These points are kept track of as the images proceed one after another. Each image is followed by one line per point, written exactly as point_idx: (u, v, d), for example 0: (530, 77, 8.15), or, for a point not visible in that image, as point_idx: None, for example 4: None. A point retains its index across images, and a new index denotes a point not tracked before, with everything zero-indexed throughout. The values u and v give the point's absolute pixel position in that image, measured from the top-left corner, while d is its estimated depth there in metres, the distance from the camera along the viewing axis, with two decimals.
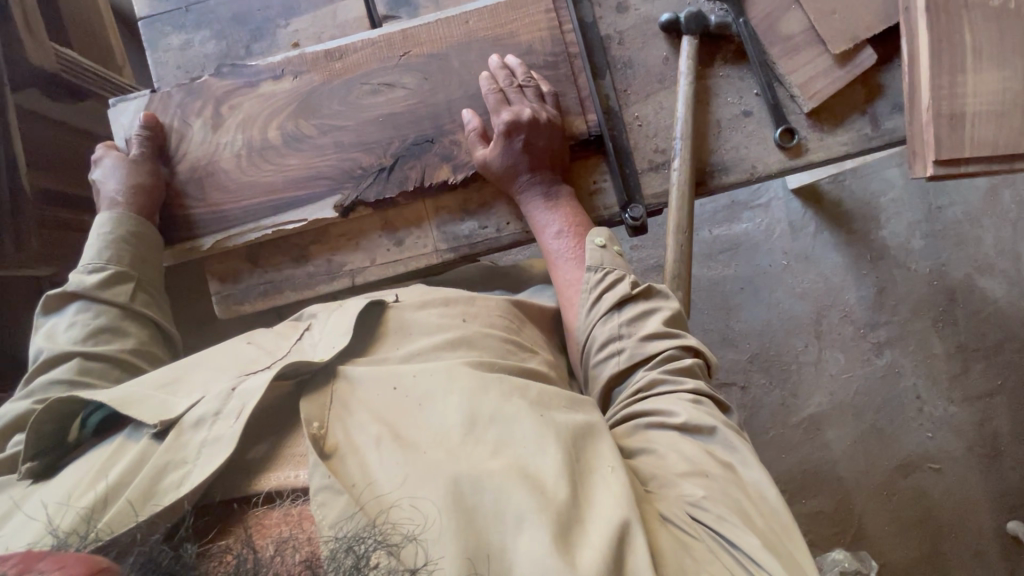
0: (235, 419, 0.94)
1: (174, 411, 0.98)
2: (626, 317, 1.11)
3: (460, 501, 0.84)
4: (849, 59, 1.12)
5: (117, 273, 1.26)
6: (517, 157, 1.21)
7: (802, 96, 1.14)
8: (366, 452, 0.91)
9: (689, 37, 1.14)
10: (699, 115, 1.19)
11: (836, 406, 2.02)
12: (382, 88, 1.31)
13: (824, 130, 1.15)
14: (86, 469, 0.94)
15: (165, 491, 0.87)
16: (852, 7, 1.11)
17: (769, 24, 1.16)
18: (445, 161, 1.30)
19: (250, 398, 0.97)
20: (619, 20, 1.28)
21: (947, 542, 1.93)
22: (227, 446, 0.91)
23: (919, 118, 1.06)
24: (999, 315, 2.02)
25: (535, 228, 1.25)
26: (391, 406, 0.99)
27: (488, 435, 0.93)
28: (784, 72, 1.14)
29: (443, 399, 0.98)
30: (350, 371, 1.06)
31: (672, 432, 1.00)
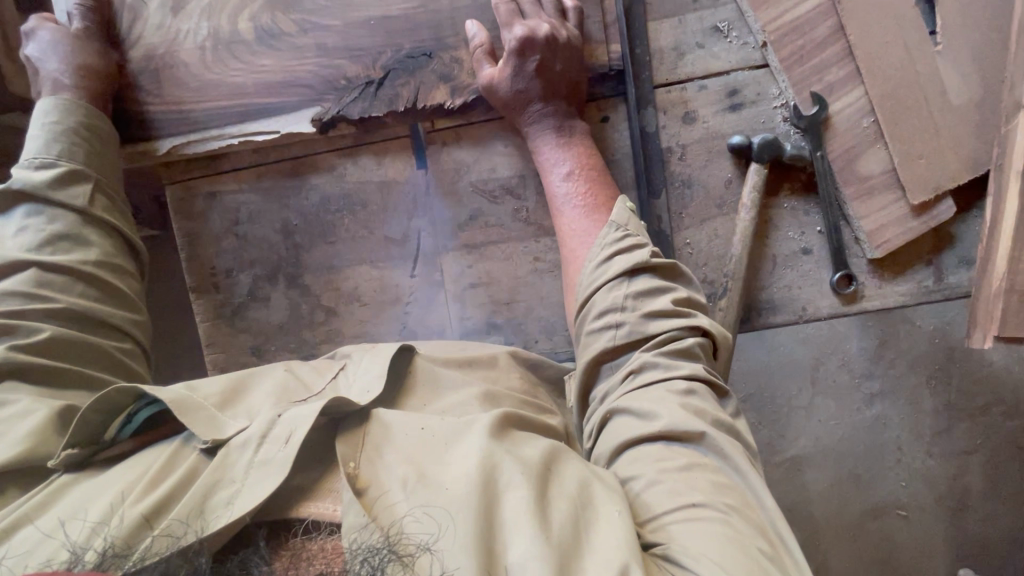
0: (282, 446, 0.50)
1: (230, 426, 0.53)
2: (628, 269, 0.61)
3: (471, 498, 0.47)
4: (927, 210, 0.73)
5: (77, 171, 0.67)
6: (492, 168, 0.74)
7: (867, 242, 0.74)
8: (390, 494, 0.48)
9: (755, 166, 0.72)
10: (764, 250, 0.76)
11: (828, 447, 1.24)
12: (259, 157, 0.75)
13: (885, 279, 0.76)
14: (92, 503, 0.48)
15: (213, 516, 0.46)
16: (945, 149, 0.71)
17: (849, 159, 0.72)
18: (355, 215, 0.75)
19: (298, 421, 0.51)
20: (688, 125, 0.74)
21: None
22: (279, 474, 0.48)
23: (987, 289, 0.71)
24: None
25: (510, 271, 0.76)
26: (410, 441, 0.54)
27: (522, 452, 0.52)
28: (854, 211, 0.73)
29: (456, 435, 0.54)
30: (381, 413, 0.57)
31: (655, 450, 0.53)
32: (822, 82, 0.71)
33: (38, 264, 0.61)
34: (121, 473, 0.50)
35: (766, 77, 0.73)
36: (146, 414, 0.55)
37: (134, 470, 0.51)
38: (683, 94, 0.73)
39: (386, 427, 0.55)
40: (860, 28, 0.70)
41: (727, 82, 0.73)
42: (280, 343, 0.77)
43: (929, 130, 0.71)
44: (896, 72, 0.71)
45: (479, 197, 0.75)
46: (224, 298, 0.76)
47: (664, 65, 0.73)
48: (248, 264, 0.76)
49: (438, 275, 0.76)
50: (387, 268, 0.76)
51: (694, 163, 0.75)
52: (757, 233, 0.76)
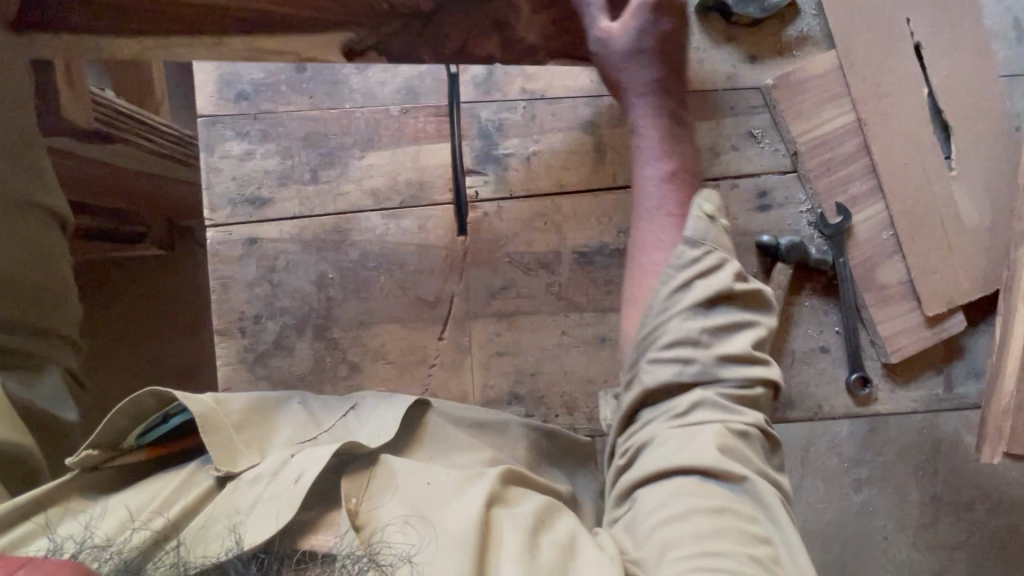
0: (292, 484, 0.49)
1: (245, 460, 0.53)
2: (705, 300, 0.54)
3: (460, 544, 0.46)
4: (940, 320, 0.76)
5: None
6: (529, 229, 0.76)
7: (884, 347, 0.77)
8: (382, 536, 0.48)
9: (781, 265, 0.76)
10: (780, 344, 0.78)
11: None
12: (302, 207, 0.75)
13: (898, 383, 0.78)
14: (112, 510, 0.49)
15: (215, 543, 0.45)
16: (959, 266, 0.76)
17: (870, 266, 0.76)
18: (392, 273, 0.76)
19: (310, 461, 0.51)
20: None
21: None
22: (287, 509, 0.47)
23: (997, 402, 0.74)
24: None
25: (538, 343, 0.77)
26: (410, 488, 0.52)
27: (532, 522, 0.50)
28: (873, 317, 0.76)
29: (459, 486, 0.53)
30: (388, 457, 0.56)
31: (688, 485, 0.49)
32: (848, 194, 0.76)
33: None
34: (140, 489, 0.51)
35: (794, 182, 0.77)
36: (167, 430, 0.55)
37: (151, 487, 0.52)
38: (716, 190, 0.77)
39: (393, 469, 0.54)
40: (883, 148, 0.75)
41: (758, 184, 0.78)
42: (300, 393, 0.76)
43: (944, 247, 0.76)
44: (915, 192, 0.76)
45: (514, 268, 0.76)
46: (249, 343, 0.76)
47: (701, 163, 0.78)
48: (279, 312, 0.76)
49: (466, 340, 0.77)
50: (417, 328, 0.76)
51: None
52: (778, 328, 0.78)
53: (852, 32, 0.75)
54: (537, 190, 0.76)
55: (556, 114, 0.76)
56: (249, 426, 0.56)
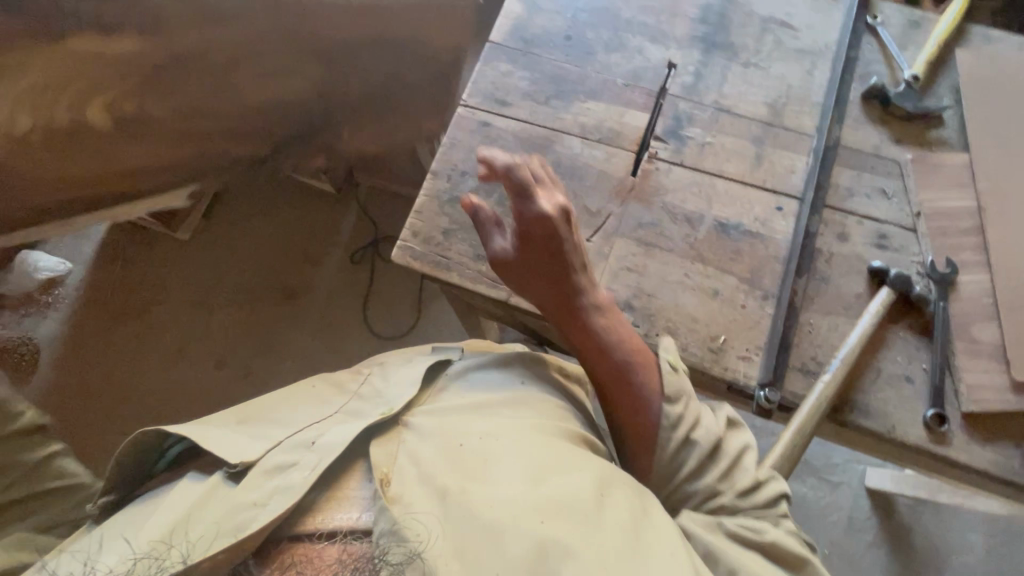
0: (305, 472, 0.64)
1: (253, 449, 0.70)
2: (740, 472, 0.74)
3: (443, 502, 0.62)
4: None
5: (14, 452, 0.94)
6: (686, 192, 0.96)
7: (966, 395, 0.83)
8: (409, 498, 0.63)
9: (886, 291, 0.88)
10: (867, 358, 0.87)
11: None
12: (528, 117, 1.02)
13: (974, 436, 0.83)
14: (143, 513, 0.68)
15: (241, 525, 0.59)
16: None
17: (966, 319, 0.87)
18: (571, 182, 0.97)
19: (322, 450, 0.66)
20: (841, 241, 0.93)
21: None
22: (294, 492, 0.61)
23: None
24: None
25: (662, 273, 0.92)
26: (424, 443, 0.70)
27: (532, 492, 0.64)
28: (960, 364, 0.85)
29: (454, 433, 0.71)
30: (417, 419, 0.73)
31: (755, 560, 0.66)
32: (957, 256, 0.90)
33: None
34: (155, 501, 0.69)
35: (912, 237, 0.92)
36: (177, 447, 0.80)
37: (154, 506, 0.68)
38: (843, 220, 0.94)
39: (416, 433, 0.71)
40: (997, 234, 0.90)
41: (880, 228, 0.93)
42: (466, 235, 0.95)
43: None
44: (1020, 278, 0.88)
45: (664, 213, 0.95)
46: (449, 188, 0.98)
47: (835, 198, 0.96)
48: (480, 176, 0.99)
49: (606, 249, 0.94)
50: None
51: (836, 268, 0.92)
52: (869, 345, 0.88)
53: (983, 148, 0.96)
54: (701, 168, 0.98)
55: (734, 125, 1.00)
56: (248, 421, 0.77)
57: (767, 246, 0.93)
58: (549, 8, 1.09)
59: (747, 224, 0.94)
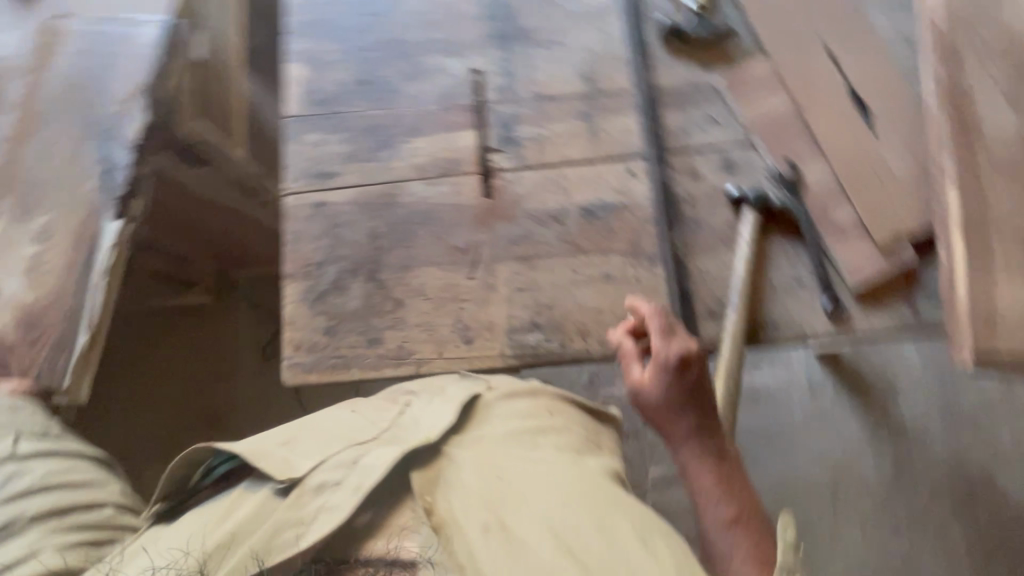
0: (352, 493, 0.67)
1: (298, 465, 0.72)
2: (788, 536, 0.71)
3: (502, 521, 0.67)
4: (891, 250, 0.89)
5: None
6: (542, 191, 0.95)
7: (848, 274, 0.90)
8: (462, 523, 0.68)
9: (749, 211, 0.92)
10: (757, 279, 0.91)
11: None
12: (362, 179, 0.96)
13: (868, 308, 0.89)
14: (200, 517, 0.71)
15: (282, 547, 0.66)
16: (899, 206, 0.90)
17: (822, 208, 0.92)
18: (430, 227, 0.93)
19: (371, 471, 0.69)
20: (696, 180, 0.96)
21: None
22: (347, 504, 0.67)
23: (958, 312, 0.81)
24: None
25: (553, 281, 0.91)
26: (471, 476, 0.72)
27: (570, 504, 0.68)
28: (833, 249, 0.91)
29: (496, 459, 0.74)
30: (453, 451, 0.75)
31: None
32: (794, 154, 0.95)
33: None
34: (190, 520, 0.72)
35: (752, 150, 0.97)
36: (222, 467, 0.80)
37: (210, 511, 0.72)
38: (689, 160, 0.97)
39: (459, 465, 0.73)
40: (817, 119, 0.96)
41: (723, 154, 0.97)
42: (350, 325, 0.90)
43: (883, 194, 0.91)
44: (850, 152, 0.94)
45: (531, 220, 0.94)
46: (311, 285, 0.91)
47: (675, 140, 0.98)
48: (338, 258, 0.92)
49: (491, 280, 0.91)
50: (451, 270, 0.92)
51: (702, 207, 0.95)
52: (756, 265, 0.92)
53: (776, 43, 1.00)
54: (546, 162, 0.97)
55: (559, 108, 0.99)
56: (297, 429, 0.78)
57: (634, 212, 0.94)
58: (335, 60, 1.02)
59: (608, 199, 0.95)
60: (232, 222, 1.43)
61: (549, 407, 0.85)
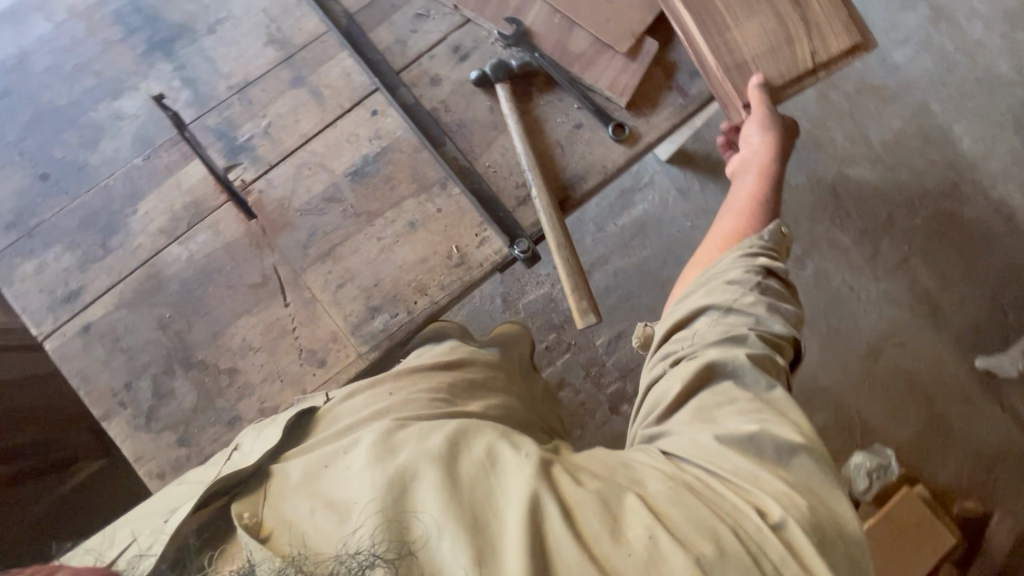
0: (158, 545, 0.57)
1: (110, 552, 0.61)
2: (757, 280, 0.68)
3: (361, 511, 0.54)
4: (634, 53, 0.90)
5: None
6: (304, 181, 0.87)
7: (613, 95, 0.90)
8: (299, 527, 0.56)
9: (500, 86, 0.89)
10: (543, 147, 0.90)
11: (891, 321, 1.66)
12: (111, 277, 0.83)
13: (646, 113, 0.91)
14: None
15: None
16: (618, 10, 0.90)
17: (560, 46, 0.90)
18: (215, 281, 0.84)
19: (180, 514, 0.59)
20: (438, 84, 0.90)
21: (939, 403, 1.61)
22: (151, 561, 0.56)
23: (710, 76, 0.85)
24: (877, 191, 1.74)
25: (366, 259, 0.86)
26: (304, 469, 0.62)
27: (428, 444, 0.58)
28: (589, 80, 0.90)
29: (350, 442, 0.63)
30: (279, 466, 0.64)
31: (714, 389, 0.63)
32: (509, 9, 0.91)
33: None
34: None
35: (472, 27, 0.92)
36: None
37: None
38: (422, 68, 0.91)
39: (283, 472, 0.62)
40: None
41: (449, 44, 0.91)
42: (200, 421, 0.81)
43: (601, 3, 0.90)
44: None
45: (310, 214, 0.86)
46: (133, 410, 0.81)
47: (397, 56, 0.91)
48: (144, 368, 0.82)
49: (308, 294, 0.84)
50: (263, 309, 0.84)
51: (459, 106, 0.90)
52: (535, 134, 0.90)
53: None
54: (288, 149, 0.87)
55: (267, 87, 0.88)
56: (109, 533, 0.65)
57: (401, 148, 0.88)
58: None
59: (370, 149, 0.88)
60: (24, 395, 1.29)
61: (397, 384, 0.74)
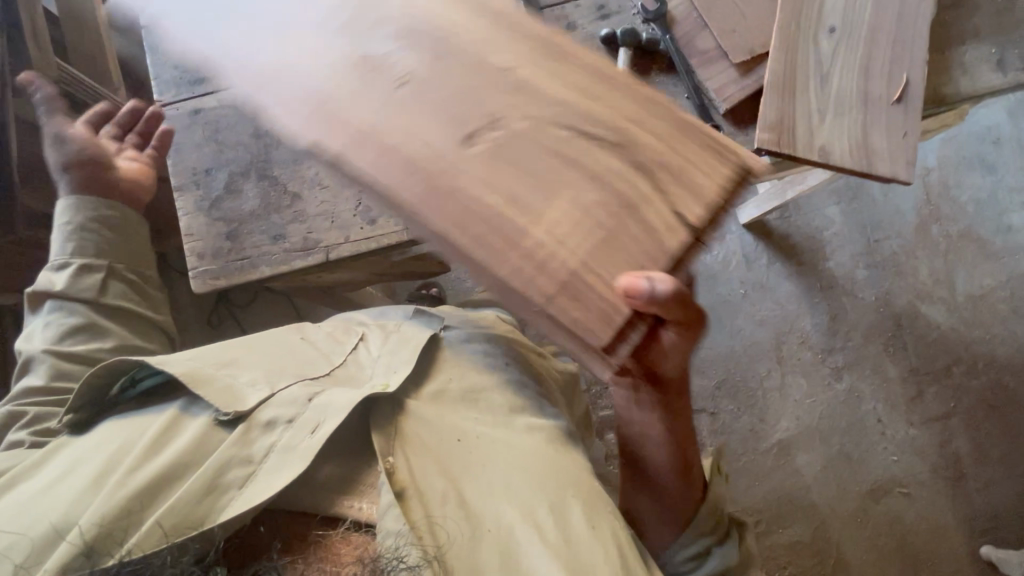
0: (307, 432, 0.70)
1: (248, 398, 0.75)
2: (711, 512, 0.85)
3: (495, 534, 0.67)
4: (752, 69, 0.93)
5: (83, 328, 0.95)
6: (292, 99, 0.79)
7: (717, 99, 0.93)
8: (428, 501, 0.68)
9: (623, 51, 0.95)
10: None
11: (908, 471, 1.76)
12: None
13: (742, 128, 0.94)
14: (133, 428, 0.74)
15: (222, 500, 0.64)
16: (753, 26, 0.94)
17: (691, 39, 0.95)
18: None
19: (329, 412, 0.72)
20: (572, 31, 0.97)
21: (924, 571, 1.70)
22: (300, 462, 0.67)
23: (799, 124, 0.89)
24: (945, 341, 1.84)
25: None
26: (435, 434, 0.76)
27: (562, 489, 0.72)
28: (704, 77, 0.94)
29: (485, 438, 0.77)
30: (413, 404, 0.79)
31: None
32: None
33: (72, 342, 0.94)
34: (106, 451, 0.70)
35: None
36: (147, 383, 0.80)
37: (139, 429, 0.73)
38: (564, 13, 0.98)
39: (419, 429, 0.76)
40: None
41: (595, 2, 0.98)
42: (251, 225, 0.89)
43: (739, 13, 0.94)
44: None
45: None
46: (204, 193, 0.90)
47: None
48: (226, 163, 0.91)
49: None
50: None
51: None
52: None
53: None
54: None
55: None
56: (230, 366, 0.80)
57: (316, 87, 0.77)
58: None
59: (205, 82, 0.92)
60: None
61: (508, 350, 0.93)
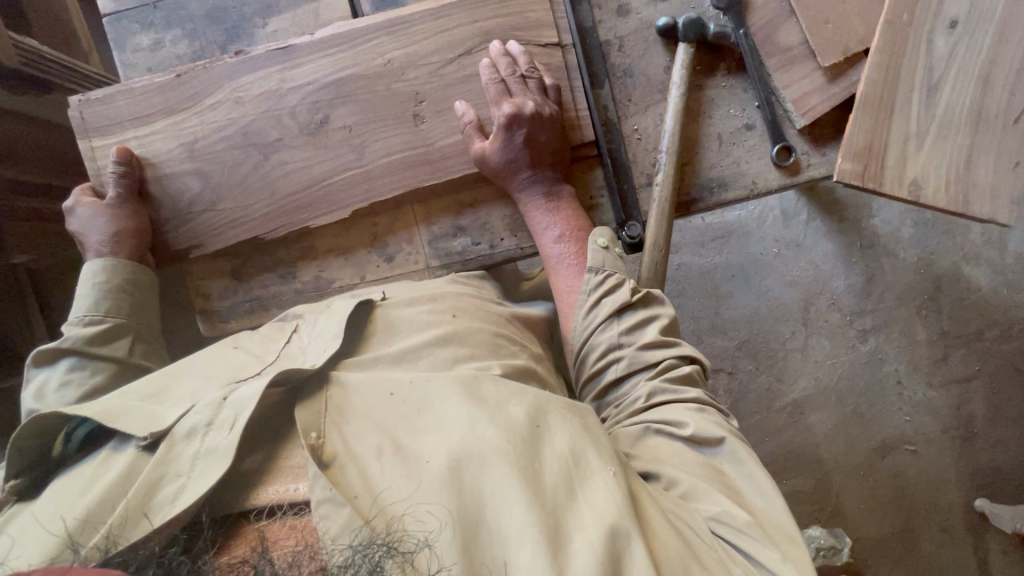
0: (228, 430, 0.64)
1: (168, 416, 0.67)
2: (631, 326, 0.79)
3: (441, 475, 0.61)
4: (842, 74, 0.78)
5: (113, 328, 0.86)
6: (350, 189, 0.90)
7: (794, 111, 0.79)
8: (365, 462, 0.63)
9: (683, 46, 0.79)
10: (692, 130, 0.81)
11: (920, 430, 1.72)
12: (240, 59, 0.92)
13: (820, 148, 0.80)
14: (66, 487, 0.64)
15: (164, 508, 0.59)
16: (851, 15, 0.77)
17: (769, 30, 0.79)
18: None
19: (244, 405, 0.65)
20: (624, 17, 0.88)
21: (917, 517, 1.69)
22: (221, 464, 0.61)
23: (881, 146, 0.75)
24: (982, 305, 1.75)
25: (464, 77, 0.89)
26: (367, 396, 0.70)
27: (508, 415, 0.66)
28: (781, 81, 0.79)
29: (413, 385, 0.71)
30: (341, 375, 0.73)
31: (670, 441, 0.73)
32: None
33: (82, 355, 0.82)
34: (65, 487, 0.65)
35: None
36: (83, 431, 0.70)
37: (73, 485, 0.64)
38: None
39: (346, 391, 0.70)
40: None
41: None
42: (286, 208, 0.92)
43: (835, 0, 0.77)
44: None
45: None
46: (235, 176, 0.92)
47: None
48: None
49: None
50: None
51: (634, 52, 0.88)
52: (693, 114, 0.82)
53: None
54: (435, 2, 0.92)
55: None
56: (158, 394, 0.71)
57: (375, 152, 0.90)
58: None
59: (218, 231, 0.93)
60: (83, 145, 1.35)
61: (455, 309, 0.84)
